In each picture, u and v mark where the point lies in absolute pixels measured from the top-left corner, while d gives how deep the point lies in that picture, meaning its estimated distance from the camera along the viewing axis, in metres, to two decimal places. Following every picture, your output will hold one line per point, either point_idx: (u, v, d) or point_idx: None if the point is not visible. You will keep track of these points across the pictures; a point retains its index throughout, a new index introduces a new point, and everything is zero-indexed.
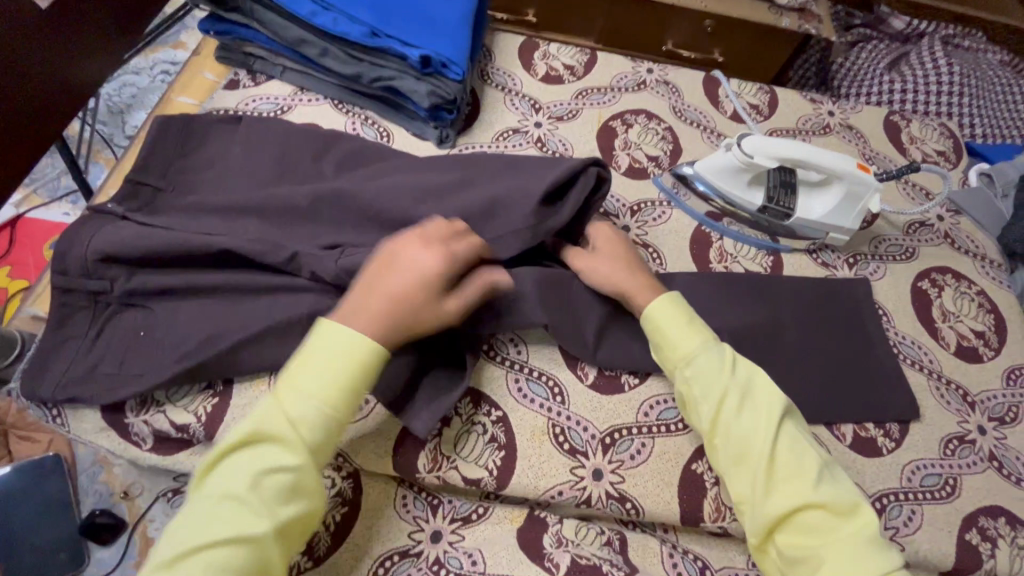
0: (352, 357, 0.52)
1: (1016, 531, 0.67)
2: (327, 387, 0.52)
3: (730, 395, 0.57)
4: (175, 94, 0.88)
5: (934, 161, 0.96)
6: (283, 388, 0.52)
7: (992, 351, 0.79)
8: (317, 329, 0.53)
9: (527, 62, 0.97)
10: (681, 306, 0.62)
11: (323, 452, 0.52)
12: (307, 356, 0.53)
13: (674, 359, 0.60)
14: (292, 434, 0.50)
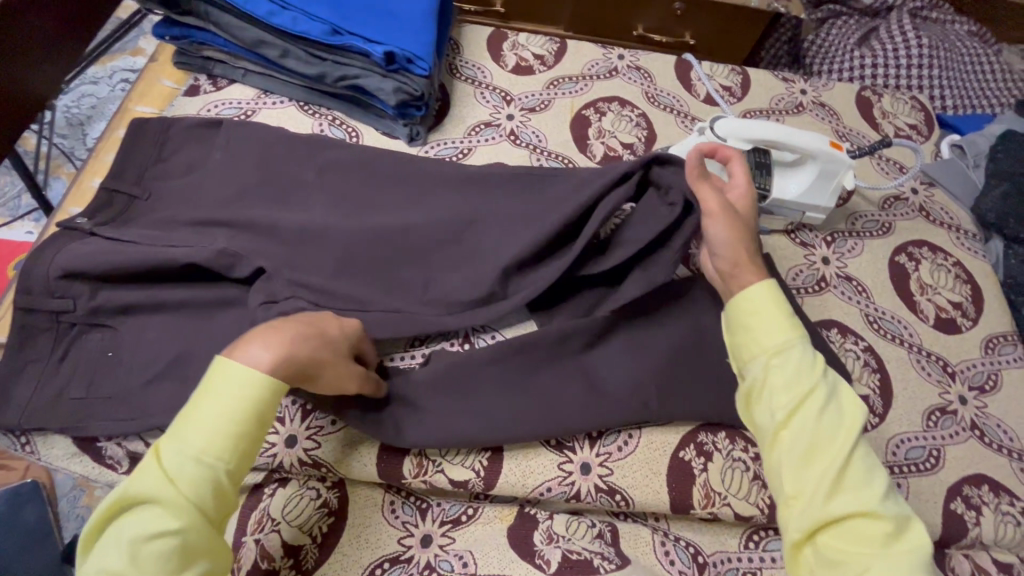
0: (249, 399, 0.44)
1: (999, 497, 0.68)
2: (214, 435, 0.42)
3: (818, 390, 0.48)
4: (133, 103, 0.84)
5: (906, 135, 0.97)
6: (165, 440, 0.42)
7: (970, 321, 0.80)
8: (209, 370, 0.45)
9: (496, 53, 0.96)
10: (779, 298, 0.53)
11: (216, 508, 0.43)
12: (198, 397, 0.44)
13: (759, 345, 0.51)
14: (171, 496, 0.40)
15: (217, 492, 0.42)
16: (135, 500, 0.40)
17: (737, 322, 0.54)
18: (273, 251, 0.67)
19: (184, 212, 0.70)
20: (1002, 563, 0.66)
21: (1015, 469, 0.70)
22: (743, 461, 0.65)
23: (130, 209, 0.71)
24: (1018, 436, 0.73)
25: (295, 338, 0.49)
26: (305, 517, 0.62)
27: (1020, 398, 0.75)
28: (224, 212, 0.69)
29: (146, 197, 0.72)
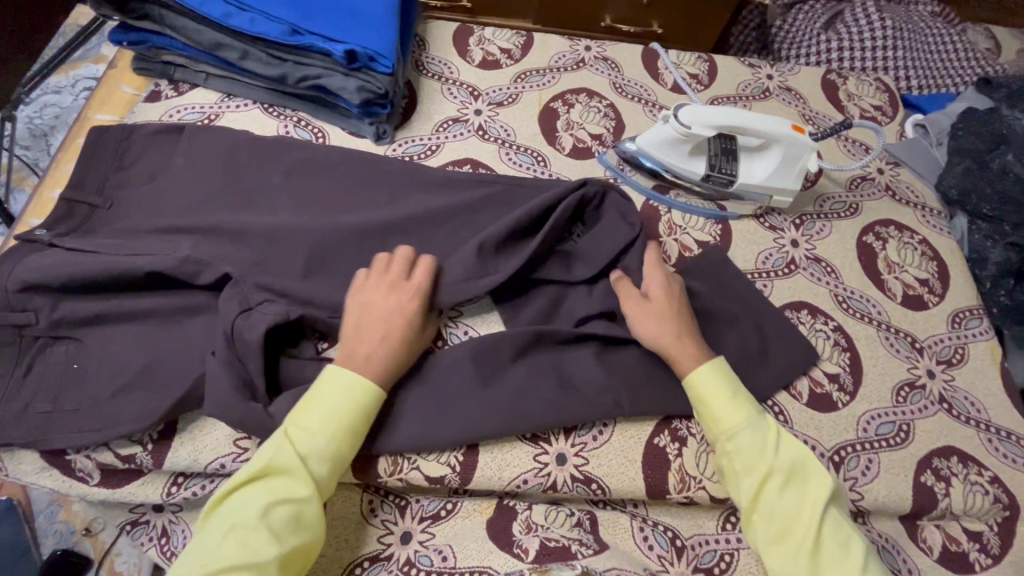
0: (364, 397, 0.57)
1: (967, 467, 0.70)
2: (336, 426, 0.55)
3: (774, 473, 0.57)
4: (93, 111, 0.83)
5: (871, 116, 0.98)
6: (295, 424, 0.55)
7: (937, 297, 0.81)
8: (329, 370, 0.57)
9: (462, 48, 0.95)
10: (725, 380, 0.62)
11: (329, 487, 0.55)
12: (317, 394, 0.57)
13: (716, 432, 0.60)
14: (305, 469, 0.53)
15: (332, 472, 0.55)
16: (276, 468, 0.52)
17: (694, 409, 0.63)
18: (238, 256, 0.66)
19: (146, 220, 0.69)
20: (973, 532, 0.68)
21: (983, 439, 0.72)
22: None
23: (91, 219, 0.70)
24: (985, 407, 0.74)
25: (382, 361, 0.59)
26: None
27: (986, 370, 0.77)
28: (188, 219, 0.69)
29: (108, 206, 0.71)
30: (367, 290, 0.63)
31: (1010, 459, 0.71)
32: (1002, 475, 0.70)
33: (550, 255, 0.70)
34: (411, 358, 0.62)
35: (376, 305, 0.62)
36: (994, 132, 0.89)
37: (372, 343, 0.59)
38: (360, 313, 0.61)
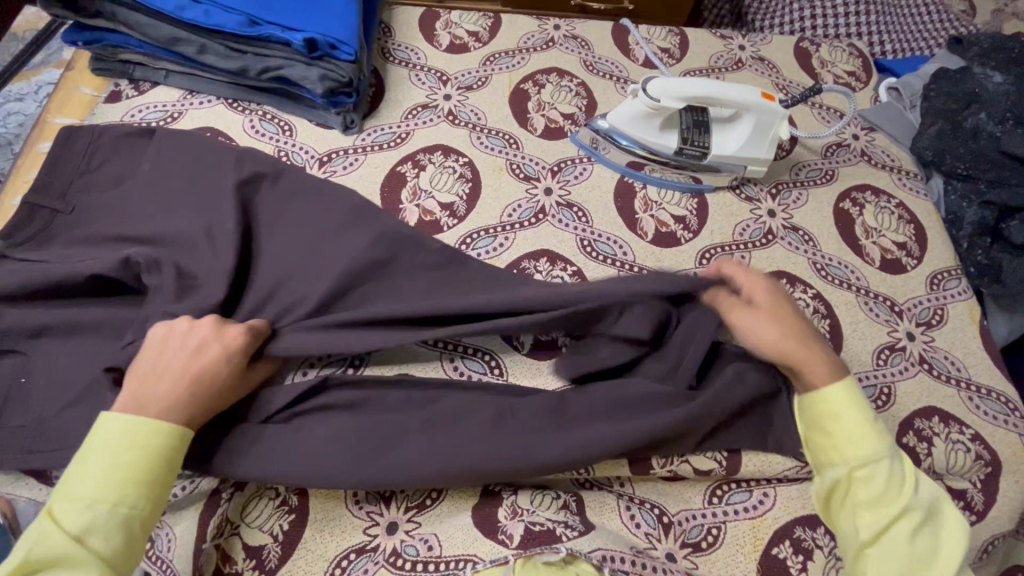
0: (134, 447, 0.51)
1: (949, 427, 0.70)
2: (111, 488, 0.50)
3: (910, 510, 0.55)
4: (51, 115, 0.81)
5: (845, 82, 0.97)
6: (57, 501, 0.49)
7: (915, 260, 0.81)
8: (90, 434, 0.52)
9: (429, 33, 0.94)
10: (862, 405, 0.60)
11: (128, 552, 0.50)
12: (83, 459, 0.51)
13: (847, 454, 0.58)
14: (80, 549, 0.47)
15: (125, 538, 0.50)
16: (40, 561, 0.47)
17: (820, 425, 0.60)
18: (206, 257, 0.66)
19: (112, 224, 0.68)
20: (957, 490, 0.67)
21: (963, 397, 0.72)
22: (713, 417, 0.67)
23: (55, 225, 0.69)
24: (965, 366, 0.74)
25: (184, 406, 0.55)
26: (265, 516, 0.62)
27: (965, 330, 0.77)
28: (154, 222, 0.68)
29: (70, 211, 0.70)
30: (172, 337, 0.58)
31: (990, 416, 0.71)
32: (984, 432, 0.70)
33: None
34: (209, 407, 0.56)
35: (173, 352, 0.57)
36: (966, 91, 0.89)
37: (168, 384, 0.55)
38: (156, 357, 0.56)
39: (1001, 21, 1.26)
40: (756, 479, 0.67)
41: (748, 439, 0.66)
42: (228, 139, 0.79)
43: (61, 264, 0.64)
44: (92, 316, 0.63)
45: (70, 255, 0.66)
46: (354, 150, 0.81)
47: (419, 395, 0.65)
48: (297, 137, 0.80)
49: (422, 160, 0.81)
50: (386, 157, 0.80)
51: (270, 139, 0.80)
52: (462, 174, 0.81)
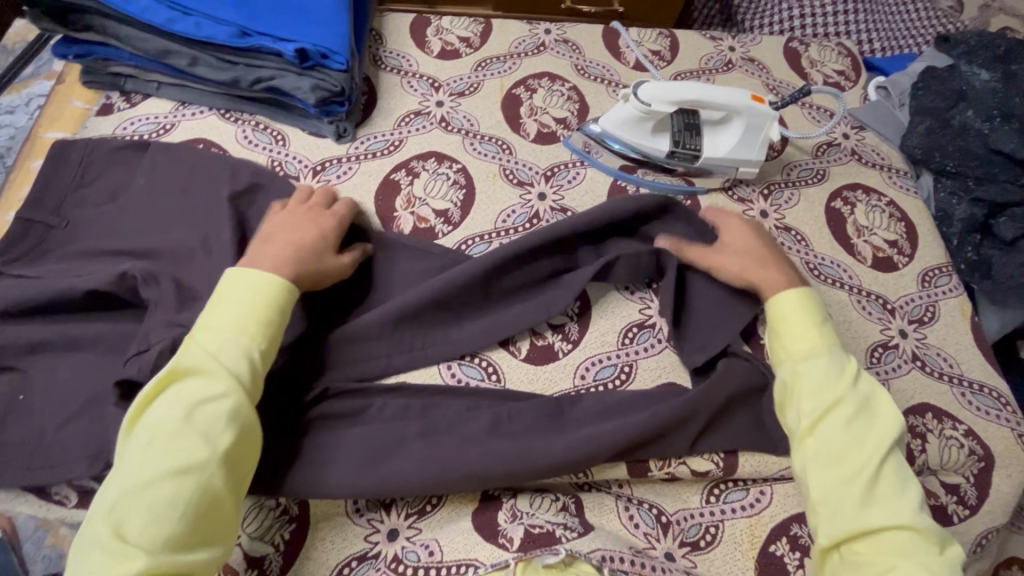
0: (260, 289, 0.58)
1: (942, 423, 0.71)
2: (241, 320, 0.56)
3: (845, 401, 0.57)
4: (44, 129, 0.81)
5: (835, 81, 0.98)
6: (199, 331, 0.56)
7: (906, 257, 0.82)
8: (222, 282, 0.59)
9: (420, 40, 0.94)
10: (811, 309, 0.64)
11: (254, 380, 0.55)
12: (217, 301, 0.58)
13: (792, 354, 0.62)
14: (215, 365, 0.53)
15: (250, 365, 0.55)
16: (182, 372, 0.53)
17: (772, 329, 0.65)
18: (201, 270, 0.66)
19: (109, 238, 0.69)
20: (950, 485, 0.68)
21: (956, 393, 0.73)
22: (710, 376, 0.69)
23: (49, 240, 0.69)
24: (957, 362, 0.75)
25: (284, 253, 0.61)
26: (266, 527, 0.62)
27: (956, 327, 0.78)
28: (148, 237, 0.68)
29: (64, 225, 0.70)
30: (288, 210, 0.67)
31: (983, 411, 0.72)
32: (976, 427, 0.71)
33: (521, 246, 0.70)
34: (326, 269, 0.64)
35: (287, 222, 0.65)
36: (953, 90, 0.90)
37: (277, 246, 0.62)
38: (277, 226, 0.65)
39: (988, 17, 1.28)
40: (754, 478, 0.67)
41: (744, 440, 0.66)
42: (221, 150, 0.79)
43: (57, 280, 0.64)
44: (88, 331, 0.63)
45: (65, 270, 0.66)
46: (347, 159, 0.81)
47: (417, 404, 0.65)
48: (290, 147, 0.80)
49: (415, 167, 0.81)
50: (379, 166, 0.81)
51: (263, 150, 0.80)
52: (456, 180, 0.81)
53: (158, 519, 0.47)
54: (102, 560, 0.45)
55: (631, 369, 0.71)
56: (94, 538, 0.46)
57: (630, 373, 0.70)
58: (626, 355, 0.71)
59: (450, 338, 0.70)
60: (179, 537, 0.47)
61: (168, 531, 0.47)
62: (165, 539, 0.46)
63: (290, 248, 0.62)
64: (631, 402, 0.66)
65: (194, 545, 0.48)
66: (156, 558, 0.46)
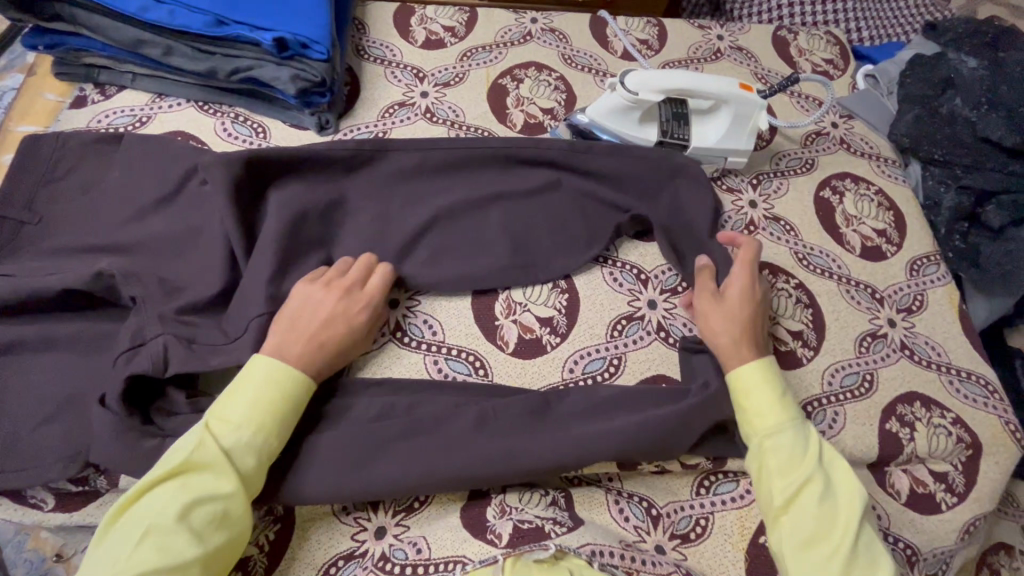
0: (280, 385, 0.57)
1: (930, 411, 0.71)
2: (255, 418, 0.55)
3: (810, 481, 0.56)
4: (16, 123, 0.79)
5: (823, 70, 0.97)
6: (216, 417, 0.55)
7: (895, 246, 0.82)
8: (247, 364, 0.58)
9: (404, 29, 0.92)
10: (772, 379, 0.62)
11: (255, 483, 0.54)
12: (238, 386, 0.56)
13: (754, 431, 0.60)
14: (223, 464, 0.52)
15: (257, 469, 0.54)
16: (190, 467, 0.52)
17: (735, 402, 0.63)
18: (182, 267, 0.65)
19: (83, 235, 0.67)
20: (938, 473, 0.68)
21: (944, 381, 0.73)
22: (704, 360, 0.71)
23: (21, 236, 0.67)
24: (945, 350, 0.75)
25: (303, 352, 0.59)
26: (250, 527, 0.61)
27: (945, 315, 0.78)
28: (124, 233, 0.67)
29: (37, 222, 0.68)
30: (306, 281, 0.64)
31: (970, 399, 0.72)
32: (964, 415, 0.71)
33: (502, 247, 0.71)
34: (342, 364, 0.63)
35: (311, 304, 0.62)
36: (942, 77, 0.89)
37: (301, 343, 0.60)
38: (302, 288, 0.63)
39: (974, 6, 1.28)
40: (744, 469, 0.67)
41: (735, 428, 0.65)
42: (199, 143, 0.77)
43: (29, 277, 0.62)
44: (64, 330, 0.62)
45: (38, 267, 0.64)
46: None
47: (402, 399, 0.64)
48: (270, 139, 0.79)
49: None
50: None
51: (243, 142, 0.78)
52: None
53: None
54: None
55: (620, 361, 0.70)
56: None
57: (619, 366, 0.70)
58: (615, 348, 0.71)
59: None
60: None
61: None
62: None
63: (309, 340, 0.60)
64: (620, 395, 0.66)
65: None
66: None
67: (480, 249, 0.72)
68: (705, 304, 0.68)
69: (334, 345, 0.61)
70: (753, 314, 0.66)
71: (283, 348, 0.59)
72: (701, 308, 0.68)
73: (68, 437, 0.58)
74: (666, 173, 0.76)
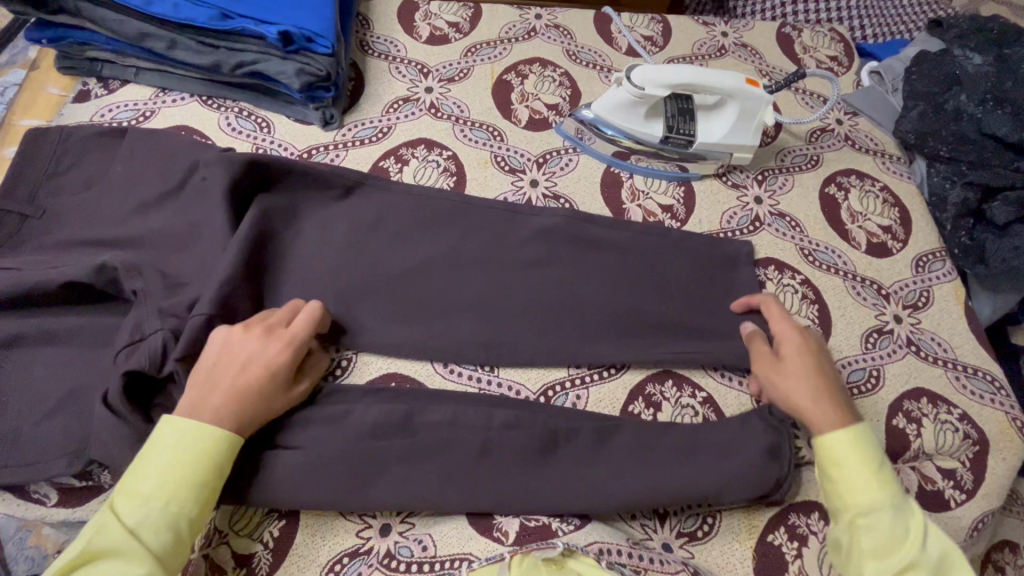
0: (194, 450, 0.52)
1: (937, 407, 0.70)
2: (168, 487, 0.51)
3: (912, 570, 0.52)
4: (19, 117, 0.78)
5: (828, 67, 0.97)
6: (121, 493, 0.50)
7: (900, 243, 0.82)
8: (155, 431, 0.53)
9: (408, 24, 0.92)
10: (865, 450, 0.57)
11: (173, 556, 0.50)
12: (142, 458, 0.52)
13: (846, 505, 0.57)
14: (132, 544, 0.48)
15: (176, 540, 0.50)
16: (97, 554, 0.47)
17: (824, 469, 0.59)
18: (185, 262, 0.64)
19: (86, 229, 0.67)
20: (945, 470, 0.68)
21: (951, 377, 0.73)
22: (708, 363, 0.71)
23: (23, 230, 0.66)
24: (951, 347, 0.75)
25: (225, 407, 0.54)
26: (254, 524, 0.60)
27: (951, 311, 0.77)
28: (127, 227, 0.66)
29: (39, 216, 0.67)
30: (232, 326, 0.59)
31: (977, 395, 0.72)
32: (971, 411, 0.71)
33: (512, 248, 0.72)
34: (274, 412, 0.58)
35: (231, 354, 0.57)
36: (946, 74, 0.89)
37: (222, 396, 0.55)
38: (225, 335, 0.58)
39: (977, 3, 1.28)
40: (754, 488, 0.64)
41: (740, 447, 0.63)
42: (202, 137, 0.76)
43: (30, 270, 0.62)
44: (66, 324, 0.61)
45: (40, 261, 0.64)
46: (334, 146, 0.79)
47: (407, 394, 0.64)
48: (274, 134, 0.78)
49: (404, 154, 0.80)
50: (367, 153, 0.79)
51: (247, 137, 0.78)
52: (446, 168, 0.79)
53: None
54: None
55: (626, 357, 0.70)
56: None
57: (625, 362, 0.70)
58: None
59: (442, 328, 0.68)
60: None
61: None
62: None
63: (231, 393, 0.55)
64: None
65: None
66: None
67: (486, 247, 0.72)
68: (767, 367, 0.64)
69: (255, 397, 0.56)
70: (818, 363, 0.63)
71: (202, 406, 0.54)
72: (763, 371, 0.64)
73: (71, 432, 0.57)
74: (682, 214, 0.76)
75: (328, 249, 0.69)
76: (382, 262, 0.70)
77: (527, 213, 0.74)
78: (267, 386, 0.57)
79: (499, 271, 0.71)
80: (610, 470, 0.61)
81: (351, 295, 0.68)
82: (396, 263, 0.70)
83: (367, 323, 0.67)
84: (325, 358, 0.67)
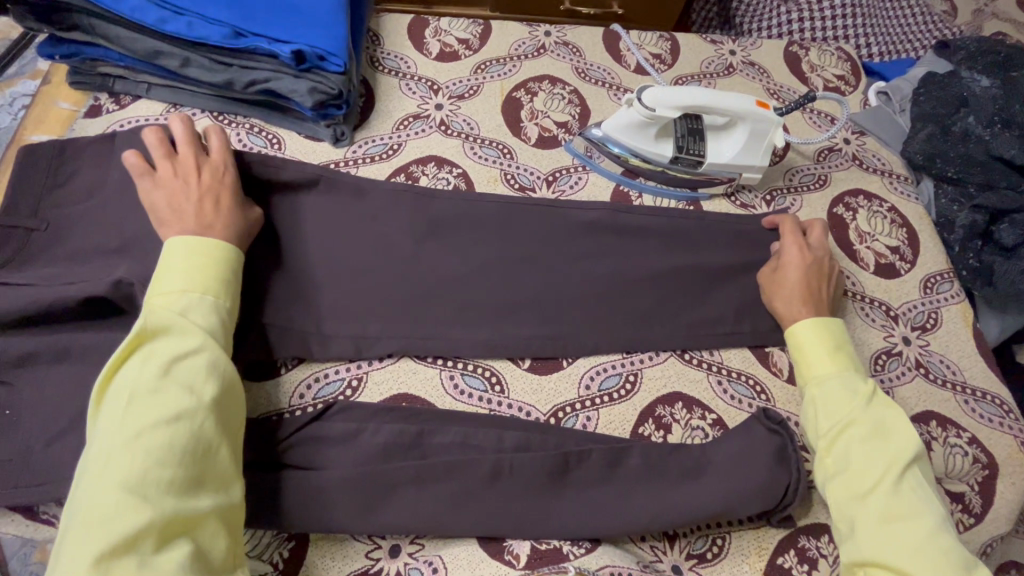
0: (213, 258, 0.57)
1: (947, 431, 0.71)
2: (204, 280, 0.56)
3: (856, 423, 0.59)
4: (29, 132, 0.79)
5: (835, 86, 0.97)
6: (158, 291, 0.54)
7: (908, 264, 0.82)
8: (166, 247, 0.57)
9: (418, 41, 0.92)
10: (828, 332, 0.66)
11: (223, 337, 0.55)
12: (166, 266, 0.56)
13: (806, 378, 0.65)
14: (185, 321, 0.52)
15: (220, 323, 0.55)
16: (153, 330, 0.51)
17: (793, 357, 0.68)
18: None
19: (99, 245, 0.66)
20: (955, 494, 0.68)
21: (960, 401, 0.73)
22: (719, 384, 0.71)
23: (36, 246, 0.66)
24: (960, 369, 0.75)
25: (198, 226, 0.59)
26: (264, 545, 0.59)
27: (960, 334, 0.77)
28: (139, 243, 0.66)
29: (54, 232, 0.67)
30: (170, 189, 0.61)
31: (986, 419, 0.72)
32: (979, 434, 0.71)
33: (522, 266, 0.72)
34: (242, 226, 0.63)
35: (183, 188, 0.61)
36: (954, 96, 0.89)
37: (192, 218, 0.59)
38: (162, 208, 0.60)
39: (981, 21, 1.29)
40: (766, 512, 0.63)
41: (751, 464, 0.62)
42: None
43: (43, 287, 0.62)
44: (80, 341, 0.61)
45: (51, 277, 0.64)
46: (344, 162, 0.79)
47: (417, 414, 0.64)
48: (286, 151, 0.78)
49: (415, 171, 0.80)
50: (379, 170, 0.79)
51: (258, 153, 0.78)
52: (457, 185, 0.79)
53: (150, 468, 0.45)
54: (108, 508, 0.43)
55: (636, 378, 0.70)
56: (92, 498, 0.43)
57: (635, 383, 0.70)
58: (630, 364, 0.71)
59: (453, 349, 0.68)
60: (180, 485, 0.46)
61: (167, 477, 0.45)
62: (167, 484, 0.45)
63: (197, 208, 0.60)
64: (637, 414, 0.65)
65: (197, 489, 0.47)
66: (162, 504, 0.44)
67: (496, 266, 0.72)
68: (766, 277, 0.73)
69: (218, 220, 0.60)
70: (804, 281, 0.70)
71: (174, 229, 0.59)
72: (764, 281, 0.73)
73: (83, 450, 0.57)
74: (691, 234, 0.76)
75: (337, 266, 0.69)
76: (393, 280, 0.69)
77: (538, 233, 0.74)
78: (224, 209, 0.62)
79: (510, 290, 0.71)
80: (621, 492, 0.61)
81: (362, 313, 0.68)
82: (406, 282, 0.70)
83: (378, 342, 0.67)
84: (336, 378, 0.67)
